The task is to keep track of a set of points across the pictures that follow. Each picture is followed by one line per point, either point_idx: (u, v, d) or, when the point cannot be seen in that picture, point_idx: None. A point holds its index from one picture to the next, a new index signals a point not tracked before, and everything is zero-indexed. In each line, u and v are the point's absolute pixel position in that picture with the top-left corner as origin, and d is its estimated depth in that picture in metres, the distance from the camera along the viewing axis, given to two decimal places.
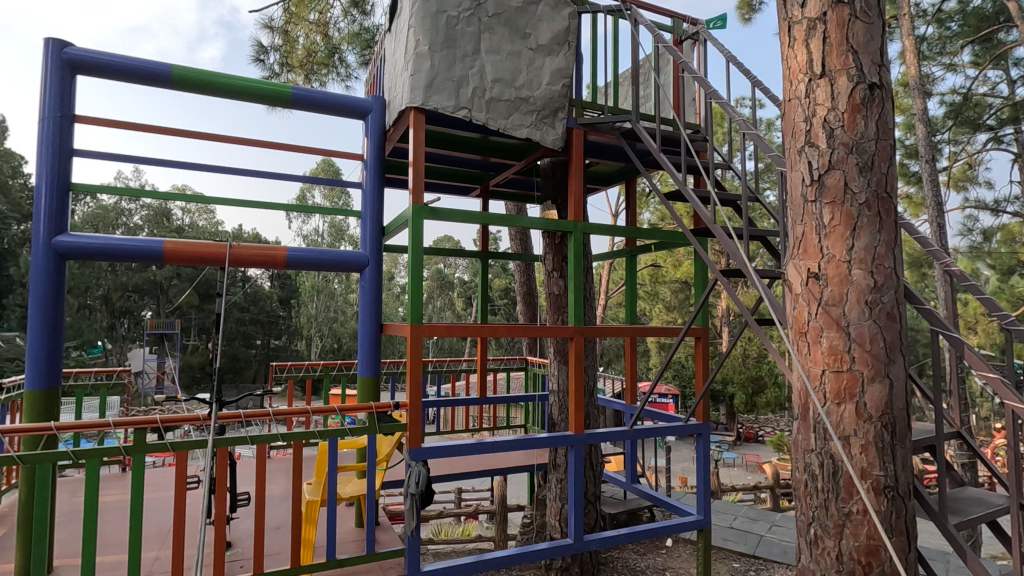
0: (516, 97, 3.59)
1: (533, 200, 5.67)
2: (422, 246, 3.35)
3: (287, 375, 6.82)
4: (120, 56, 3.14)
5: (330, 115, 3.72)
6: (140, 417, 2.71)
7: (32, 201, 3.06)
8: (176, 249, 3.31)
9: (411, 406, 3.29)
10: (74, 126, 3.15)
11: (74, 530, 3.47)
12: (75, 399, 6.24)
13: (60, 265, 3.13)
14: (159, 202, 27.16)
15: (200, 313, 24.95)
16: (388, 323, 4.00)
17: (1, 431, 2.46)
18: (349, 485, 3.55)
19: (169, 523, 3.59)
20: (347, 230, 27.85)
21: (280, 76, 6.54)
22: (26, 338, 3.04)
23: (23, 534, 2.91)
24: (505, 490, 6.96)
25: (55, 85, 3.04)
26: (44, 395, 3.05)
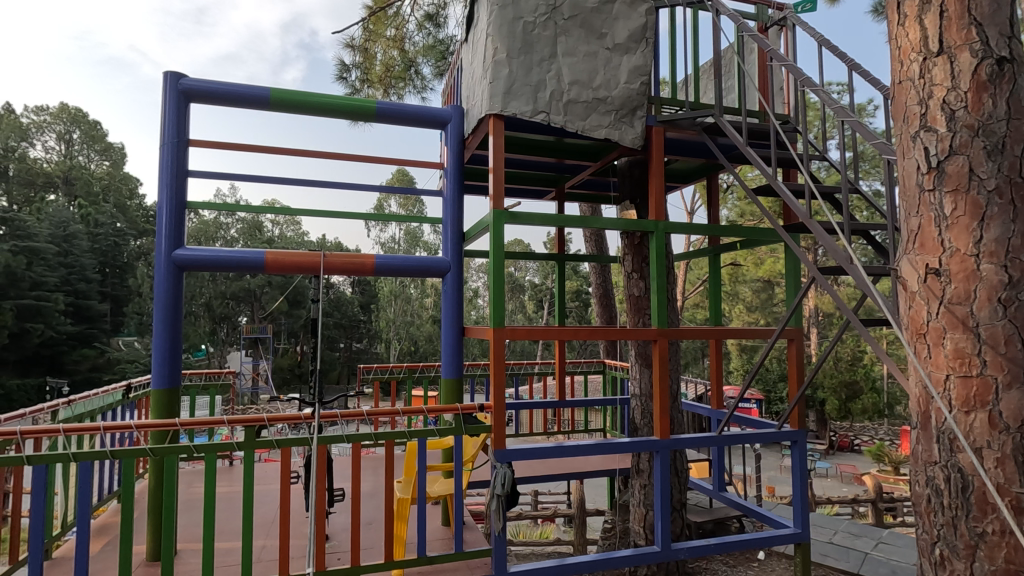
0: (594, 97, 3.56)
1: (609, 200, 5.60)
2: (503, 250, 3.39)
3: (372, 377, 7.10)
4: (225, 82, 3.41)
5: (411, 126, 3.86)
6: (250, 416, 2.94)
7: (155, 218, 3.39)
8: (277, 259, 3.53)
9: (495, 408, 3.33)
10: (188, 149, 3.47)
11: (192, 517, 3.80)
12: (187, 398, 6.84)
13: (178, 276, 3.45)
14: (252, 215, 29.32)
15: (290, 318, 26.70)
16: (469, 326, 4.05)
17: (137, 425, 2.75)
18: (435, 485, 3.64)
19: (275, 514, 3.86)
20: (422, 236, 28.78)
21: (361, 91, 6.87)
22: (153, 342, 3.38)
23: (152, 520, 3.23)
24: (584, 493, 6.89)
25: (172, 113, 3.37)
26: (167, 392, 3.37)
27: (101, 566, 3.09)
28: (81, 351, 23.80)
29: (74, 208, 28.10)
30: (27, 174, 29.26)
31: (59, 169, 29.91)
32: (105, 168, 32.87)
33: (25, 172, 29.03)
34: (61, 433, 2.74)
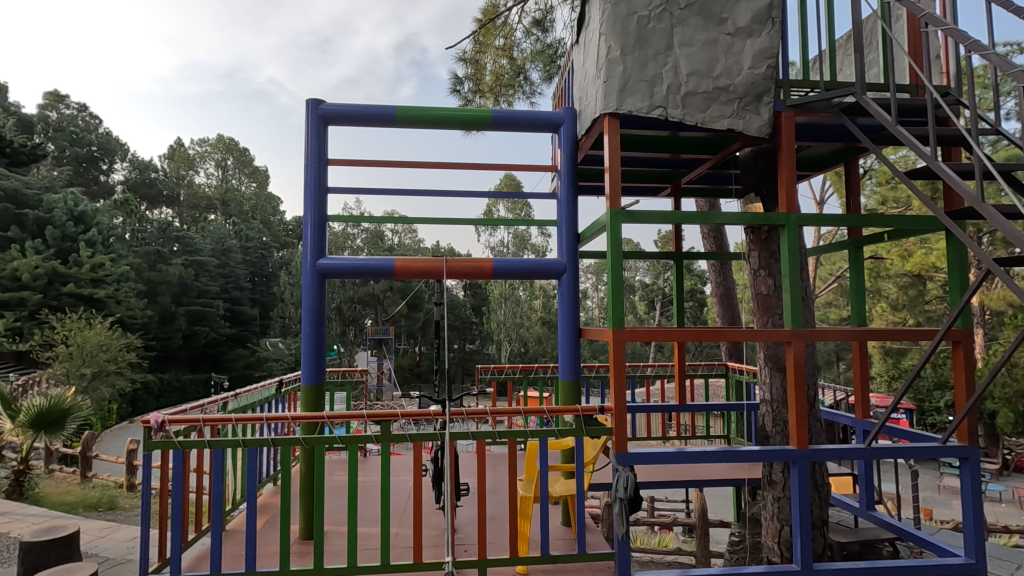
0: (714, 87, 3.39)
1: (731, 194, 5.29)
2: (621, 249, 3.34)
3: (488, 376, 7.28)
4: (358, 104, 3.72)
5: (526, 132, 3.94)
6: (385, 412, 3.17)
7: (302, 230, 3.78)
8: (406, 265, 3.77)
9: (615, 411, 3.28)
10: (328, 167, 3.82)
11: (337, 501, 4.17)
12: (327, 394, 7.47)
13: (321, 283, 3.80)
14: (374, 225, 31.58)
15: (409, 320, 28.38)
16: (586, 328, 4.03)
17: (292, 417, 3.08)
18: (556, 485, 3.67)
19: (408, 504, 4.12)
20: (530, 239, 29.13)
21: (473, 101, 7.13)
22: (302, 342, 3.77)
23: (305, 502, 3.60)
24: (706, 503, 6.55)
25: (314, 135, 3.74)
26: (314, 387, 3.74)
27: (265, 540, 3.49)
28: (236, 350, 27.24)
29: (229, 225, 32.32)
30: (194, 199, 34.54)
31: (217, 193, 34.94)
32: (253, 189, 37.44)
33: (192, 197, 34.38)
34: (232, 421, 3.15)
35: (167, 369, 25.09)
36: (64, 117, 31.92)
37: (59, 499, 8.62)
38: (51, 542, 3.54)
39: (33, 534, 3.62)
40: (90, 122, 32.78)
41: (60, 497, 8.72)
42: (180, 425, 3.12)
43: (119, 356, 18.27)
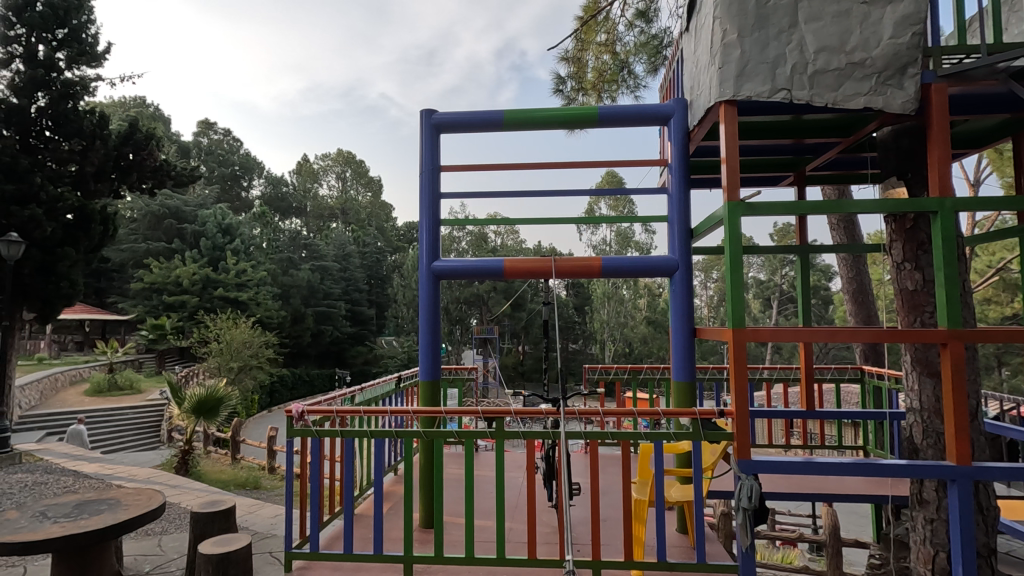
0: (848, 63, 3.09)
1: (866, 180, 4.78)
2: (740, 244, 3.15)
3: (595, 377, 7.16)
4: (469, 111, 3.85)
5: (633, 127, 3.85)
6: (498, 408, 3.24)
7: (418, 234, 3.98)
8: (515, 265, 3.84)
9: (737, 415, 3.09)
10: (441, 174, 4.00)
11: (454, 493, 4.35)
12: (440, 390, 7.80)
13: (436, 284, 3.98)
14: (478, 228, 32.55)
15: (513, 320, 28.92)
16: (701, 328, 3.84)
17: (413, 410, 3.25)
18: (672, 490, 3.55)
19: (521, 500, 4.18)
20: (634, 237, 28.40)
21: (576, 100, 7.07)
22: (420, 341, 3.98)
23: (425, 493, 3.80)
24: (837, 520, 5.97)
25: (428, 144, 3.93)
26: (431, 383, 3.94)
27: (389, 526, 3.73)
28: (356, 348, 29.45)
29: (348, 232, 35.02)
30: (318, 209, 37.87)
31: (338, 204, 37.99)
32: (369, 198, 40.20)
33: (317, 207, 37.69)
34: (360, 413, 3.40)
35: (298, 364, 27.73)
36: (213, 143, 36.60)
37: (215, 477, 9.85)
38: (214, 514, 4.04)
39: (199, 506, 4.16)
40: (233, 146, 37.31)
41: (216, 476, 9.96)
42: (316, 415, 3.43)
43: (260, 352, 20.31)
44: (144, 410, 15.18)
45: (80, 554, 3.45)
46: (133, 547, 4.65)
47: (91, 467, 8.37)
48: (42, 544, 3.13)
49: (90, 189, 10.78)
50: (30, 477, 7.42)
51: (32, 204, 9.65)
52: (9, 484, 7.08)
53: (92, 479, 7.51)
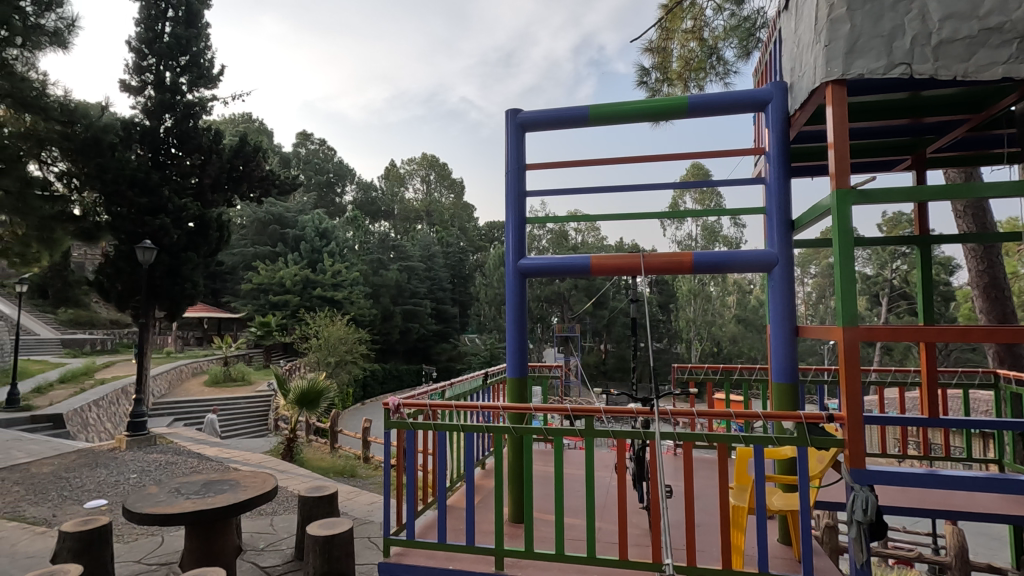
0: (981, 29, 2.77)
1: (999, 160, 4.25)
2: (851, 235, 2.91)
3: (685, 377, 6.82)
4: (554, 108, 3.85)
5: (728, 115, 3.66)
6: (588, 406, 3.18)
7: (504, 233, 4.03)
8: (602, 262, 3.78)
9: (849, 420, 2.85)
10: (526, 172, 4.02)
11: (543, 490, 4.37)
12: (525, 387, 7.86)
13: (522, 282, 4.00)
14: (559, 226, 32.62)
15: (595, 318, 28.64)
16: (803, 327, 3.58)
17: (502, 406, 3.29)
18: (774, 499, 3.35)
19: (611, 500, 4.12)
20: (722, 231, 27.10)
21: (660, 92, 6.84)
22: (507, 339, 4.03)
23: (515, 488, 3.85)
24: (964, 541, 5.38)
25: (514, 143, 3.96)
26: (519, 380, 3.98)
27: (480, 519, 3.81)
28: (441, 345, 30.48)
29: (433, 233, 36.26)
30: (405, 211, 39.59)
31: (423, 206, 39.46)
32: (452, 199, 41.42)
33: (404, 210, 39.39)
34: (452, 408, 3.49)
35: (388, 360, 29.13)
36: (310, 153, 39.28)
37: (317, 464, 10.58)
38: (319, 498, 4.34)
39: (306, 490, 4.48)
40: (327, 155, 39.83)
41: (318, 463, 10.69)
42: (411, 408, 3.57)
43: (354, 348, 21.64)
44: (254, 400, 16.59)
45: (207, 528, 3.82)
46: (249, 525, 5.10)
47: (213, 450, 9.27)
48: (177, 517, 3.51)
49: (208, 200, 11.91)
50: (163, 458, 8.35)
51: (162, 215, 10.82)
52: (147, 463, 8.03)
53: (213, 461, 8.32)
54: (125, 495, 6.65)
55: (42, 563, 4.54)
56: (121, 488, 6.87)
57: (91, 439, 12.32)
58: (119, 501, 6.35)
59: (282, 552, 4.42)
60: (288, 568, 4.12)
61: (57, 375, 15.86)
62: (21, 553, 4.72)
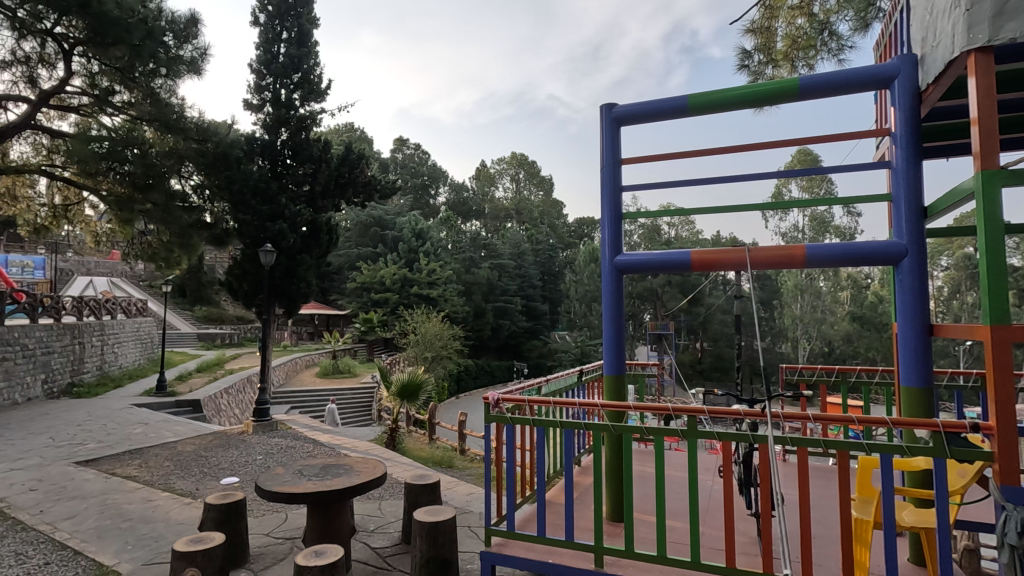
0: None
1: None
2: (999, 221, 2.58)
3: (795, 378, 6.31)
4: (651, 100, 3.75)
5: (844, 95, 3.37)
6: (691, 406, 3.05)
7: (600, 230, 3.99)
8: (704, 257, 3.63)
9: (998, 432, 2.51)
10: (622, 167, 3.95)
11: (642, 490, 4.29)
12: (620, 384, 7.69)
13: (619, 279, 3.94)
14: (651, 221, 31.93)
15: (690, 315, 27.59)
16: (939, 326, 3.21)
17: (601, 403, 3.25)
18: (906, 515, 3.04)
19: (716, 505, 3.95)
20: (833, 221, 24.97)
21: (763, 74, 6.41)
22: (604, 336, 3.99)
23: (614, 486, 3.81)
24: None
25: (609, 138, 3.91)
26: (616, 378, 3.93)
27: (579, 515, 3.81)
28: (532, 342, 30.85)
29: (523, 231, 36.69)
30: (496, 211, 40.47)
31: (513, 205, 40.11)
32: (541, 197, 41.83)
33: (494, 209, 40.26)
34: (551, 404, 3.50)
35: (481, 355, 29.93)
36: (406, 157, 41.16)
37: (417, 454, 11.10)
38: (424, 486, 4.57)
39: (412, 478, 4.73)
40: (423, 159, 41.59)
41: (418, 453, 11.22)
42: (510, 403, 3.64)
43: (449, 344, 22.50)
44: (359, 391, 17.75)
45: (326, 508, 4.15)
46: (361, 507, 5.48)
47: (325, 437, 10.04)
48: (301, 496, 3.85)
49: (319, 205, 12.90)
50: (284, 442, 9.19)
51: (281, 220, 11.92)
52: (271, 446, 8.87)
53: (325, 447, 9.01)
54: (254, 474, 7.40)
55: (190, 530, 5.17)
56: (250, 467, 7.64)
57: (223, 423, 13.80)
58: (249, 479, 7.07)
59: (390, 535, 4.70)
60: (396, 550, 4.38)
61: (196, 365, 17.94)
62: (174, 520, 5.41)
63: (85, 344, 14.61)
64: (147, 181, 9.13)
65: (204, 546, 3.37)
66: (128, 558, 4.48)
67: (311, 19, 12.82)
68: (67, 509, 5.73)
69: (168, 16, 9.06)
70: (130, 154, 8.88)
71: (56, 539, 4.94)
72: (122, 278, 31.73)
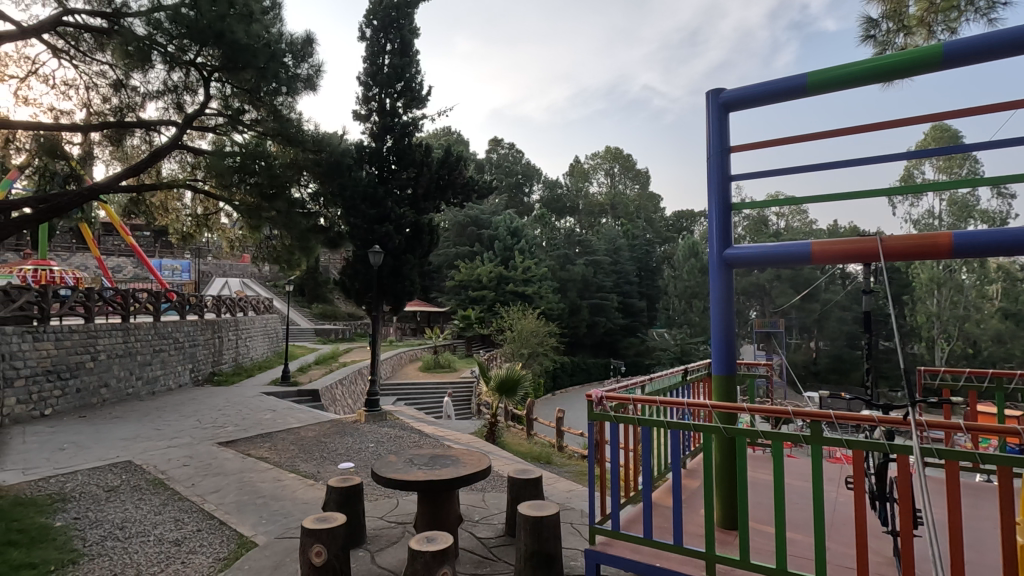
0: None
1: None
2: None
3: (938, 382, 5.59)
4: (765, 82, 3.49)
5: (1000, 59, 2.93)
6: (815, 410, 2.79)
7: (707, 223, 3.80)
8: (826, 248, 3.33)
9: None
10: (730, 155, 3.73)
11: (758, 499, 4.03)
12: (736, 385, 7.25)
13: (728, 273, 3.72)
14: (758, 212, 30.04)
15: (803, 312, 25.60)
16: None
17: (712, 403, 3.07)
18: None
19: (844, 519, 3.63)
20: (978, 205, 21.93)
21: (893, 44, 5.76)
22: (712, 333, 3.79)
23: (726, 491, 3.62)
24: None
25: (715, 125, 3.70)
26: (726, 378, 3.74)
27: (689, 520, 3.67)
28: (629, 339, 30.24)
29: (618, 226, 36.01)
30: (590, 206, 40.13)
31: (608, 200, 39.53)
32: (638, 192, 40.85)
33: (589, 205, 39.93)
34: (657, 403, 3.39)
35: (576, 352, 29.82)
36: (501, 156, 41.89)
37: (517, 448, 11.29)
38: (527, 481, 4.63)
39: (515, 472, 4.81)
40: (516, 157, 42.14)
41: (517, 447, 11.40)
42: (614, 401, 3.56)
43: (545, 341, 22.68)
44: (459, 385, 18.41)
45: (434, 497, 4.34)
46: (466, 498, 5.67)
47: (429, 428, 10.49)
48: (412, 484, 4.05)
49: (422, 208, 13.38)
50: (392, 432, 9.76)
51: (387, 223, 12.39)
52: (382, 435, 9.46)
53: (430, 438, 9.44)
54: (367, 460, 7.92)
55: (314, 509, 5.64)
56: (363, 454, 8.20)
57: (338, 412, 14.93)
58: (364, 465, 7.58)
59: (494, 527, 4.82)
60: (500, 542, 4.48)
61: (314, 358, 19.57)
62: (300, 499, 5.93)
63: (223, 338, 16.46)
64: (271, 190, 10.06)
65: (328, 525, 3.65)
66: (263, 531, 4.98)
67: (413, 30, 13.42)
68: (212, 484, 6.48)
69: (288, 39, 9.97)
70: (258, 166, 9.84)
71: (204, 510, 5.60)
72: (251, 278, 35.28)
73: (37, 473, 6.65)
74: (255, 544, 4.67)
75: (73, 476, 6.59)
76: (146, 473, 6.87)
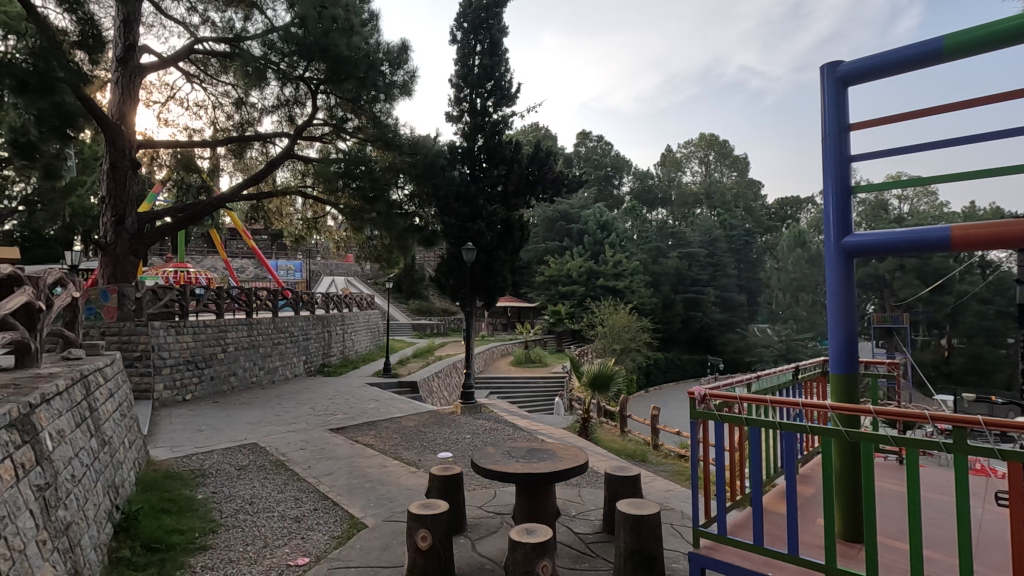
0: None
1: None
2: None
3: None
4: (893, 50, 3.13)
5: None
6: (960, 416, 2.44)
7: (823, 208, 3.48)
8: (967, 233, 2.93)
9: None
10: (849, 134, 3.39)
11: (886, 511, 3.66)
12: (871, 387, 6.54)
13: (847, 263, 3.39)
14: (876, 195, 27.30)
15: (931, 306, 22.97)
16: None
17: (833, 405, 2.80)
18: None
19: (995, 539, 3.19)
20: None
21: None
22: (829, 329, 3.49)
23: (849, 501, 3.32)
24: None
25: (832, 102, 3.38)
26: (847, 377, 3.42)
27: (805, 529, 3.41)
28: (727, 335, 28.75)
29: (715, 216, 34.31)
30: (684, 196, 38.61)
31: (703, 189, 37.71)
32: (734, 179, 38.75)
33: (682, 195, 38.42)
34: (766, 402, 3.16)
35: (671, 348, 28.83)
36: (589, 149, 41.32)
37: (610, 444, 11.15)
38: (625, 478, 4.55)
39: (612, 469, 4.74)
40: (605, 150, 41.45)
41: (610, 444, 11.25)
42: (719, 399, 3.38)
43: (638, 336, 22.19)
44: (551, 380, 18.50)
45: (532, 490, 4.39)
46: (562, 492, 5.68)
47: (522, 422, 10.64)
48: (511, 476, 4.11)
49: (512, 204, 13.53)
50: (487, 424, 10.02)
51: (479, 220, 12.51)
52: (477, 426, 9.74)
53: (523, 431, 9.57)
54: (464, 451, 8.18)
55: (417, 495, 5.92)
56: (461, 445, 8.47)
57: (434, 403, 15.56)
58: (461, 455, 7.84)
59: (592, 522, 4.79)
60: (598, 538, 4.44)
61: (412, 351, 20.52)
62: (404, 485, 6.26)
63: (332, 332, 17.73)
64: (372, 194, 10.72)
65: (433, 511, 3.82)
66: (371, 513, 5.30)
67: (501, 28, 13.58)
68: (326, 467, 7.01)
69: (385, 48, 10.47)
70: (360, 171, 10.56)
71: (320, 490, 6.07)
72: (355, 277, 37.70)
73: (181, 450, 7.54)
74: (365, 525, 4.99)
75: (210, 454, 7.41)
76: (270, 454, 7.57)
